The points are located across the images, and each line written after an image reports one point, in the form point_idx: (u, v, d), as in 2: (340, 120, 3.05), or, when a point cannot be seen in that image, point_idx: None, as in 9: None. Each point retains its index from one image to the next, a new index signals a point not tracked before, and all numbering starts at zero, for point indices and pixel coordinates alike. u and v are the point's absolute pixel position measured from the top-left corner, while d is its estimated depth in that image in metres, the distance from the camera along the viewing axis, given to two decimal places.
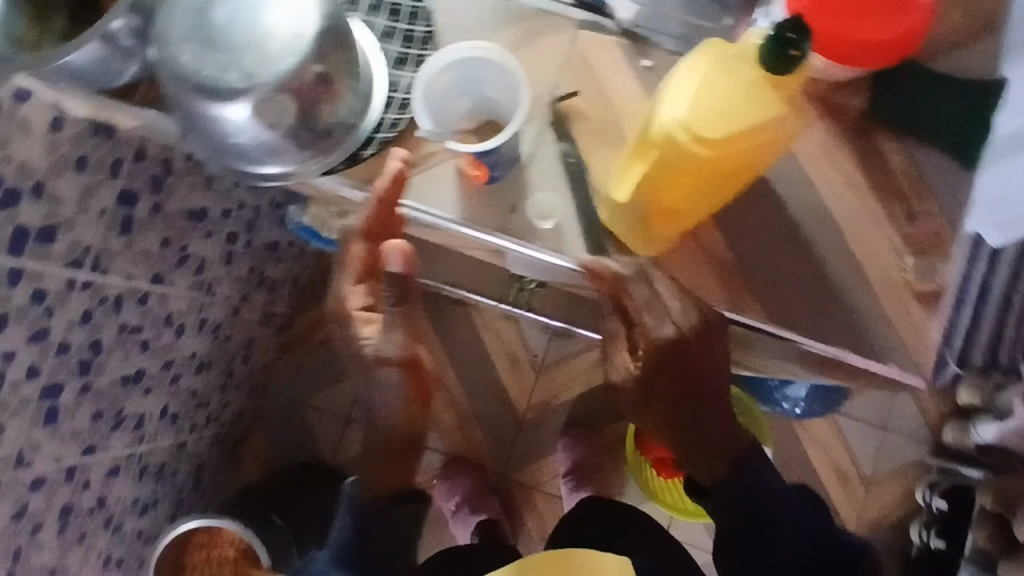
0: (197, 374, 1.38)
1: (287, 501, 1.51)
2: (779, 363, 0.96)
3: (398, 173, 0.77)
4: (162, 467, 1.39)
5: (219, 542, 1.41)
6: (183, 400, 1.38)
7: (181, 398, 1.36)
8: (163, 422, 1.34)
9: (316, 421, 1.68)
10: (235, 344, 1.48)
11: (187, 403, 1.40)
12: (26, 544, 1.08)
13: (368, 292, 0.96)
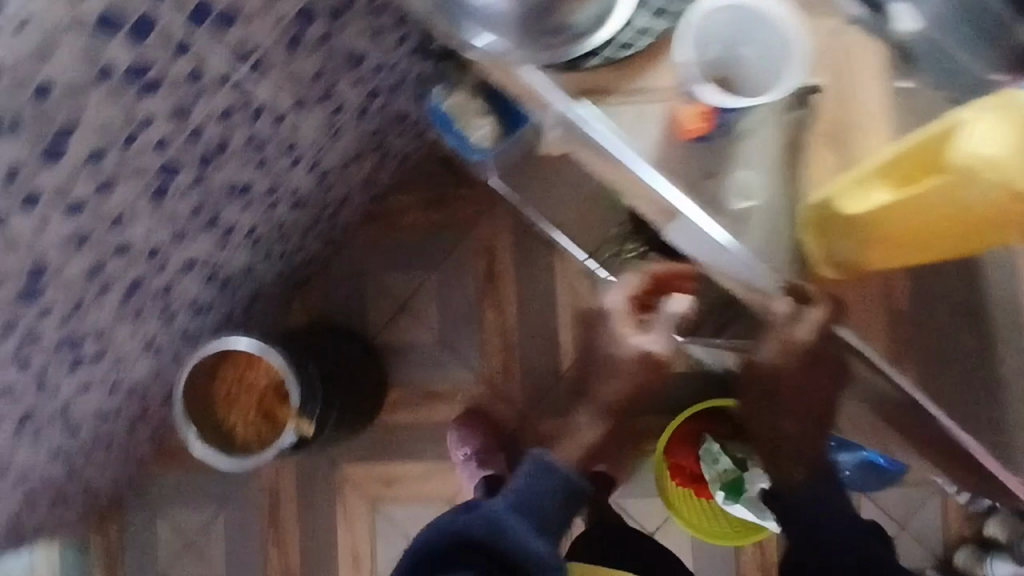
0: (291, 209, 1.39)
1: (322, 364, 1.49)
2: (874, 422, 0.99)
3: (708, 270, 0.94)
4: (228, 281, 1.42)
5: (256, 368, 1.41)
6: (270, 229, 1.39)
7: (269, 226, 1.37)
8: (247, 241, 1.35)
9: (375, 295, 1.71)
10: (333, 195, 1.49)
11: (273, 232, 1.41)
12: (92, 298, 1.11)
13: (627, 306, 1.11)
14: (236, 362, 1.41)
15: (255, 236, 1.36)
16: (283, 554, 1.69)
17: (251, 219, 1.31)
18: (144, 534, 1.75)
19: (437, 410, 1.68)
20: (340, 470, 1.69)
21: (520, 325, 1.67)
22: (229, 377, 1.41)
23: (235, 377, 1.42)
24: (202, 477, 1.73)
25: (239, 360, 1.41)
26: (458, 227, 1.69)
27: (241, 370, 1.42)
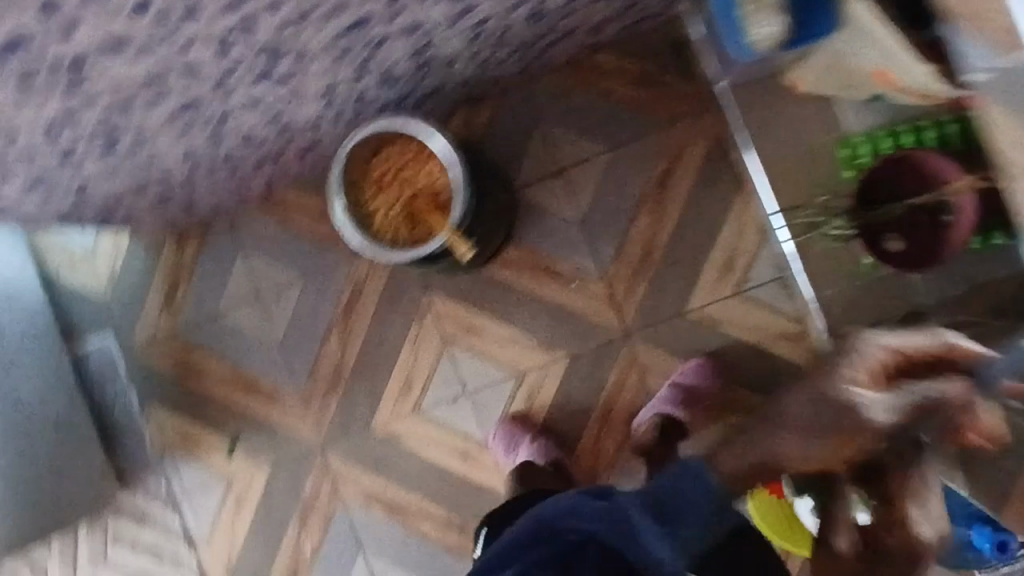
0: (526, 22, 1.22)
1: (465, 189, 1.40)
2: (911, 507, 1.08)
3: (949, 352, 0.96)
4: (427, 70, 1.28)
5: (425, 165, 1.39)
6: (497, 35, 1.23)
7: (497, 27, 1.20)
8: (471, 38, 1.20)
9: (538, 146, 1.57)
10: (566, 29, 1.31)
11: (496, 41, 1.25)
12: (317, 19, 0.95)
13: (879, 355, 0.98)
14: (406, 148, 1.39)
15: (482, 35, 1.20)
16: (341, 347, 1.67)
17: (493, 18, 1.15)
18: (218, 267, 1.71)
19: (542, 286, 1.59)
20: (429, 297, 1.63)
21: (668, 245, 1.53)
22: (391, 160, 1.39)
23: (397, 163, 1.39)
24: (295, 240, 1.67)
25: (411, 148, 1.38)
26: (655, 118, 1.53)
27: (407, 159, 1.39)
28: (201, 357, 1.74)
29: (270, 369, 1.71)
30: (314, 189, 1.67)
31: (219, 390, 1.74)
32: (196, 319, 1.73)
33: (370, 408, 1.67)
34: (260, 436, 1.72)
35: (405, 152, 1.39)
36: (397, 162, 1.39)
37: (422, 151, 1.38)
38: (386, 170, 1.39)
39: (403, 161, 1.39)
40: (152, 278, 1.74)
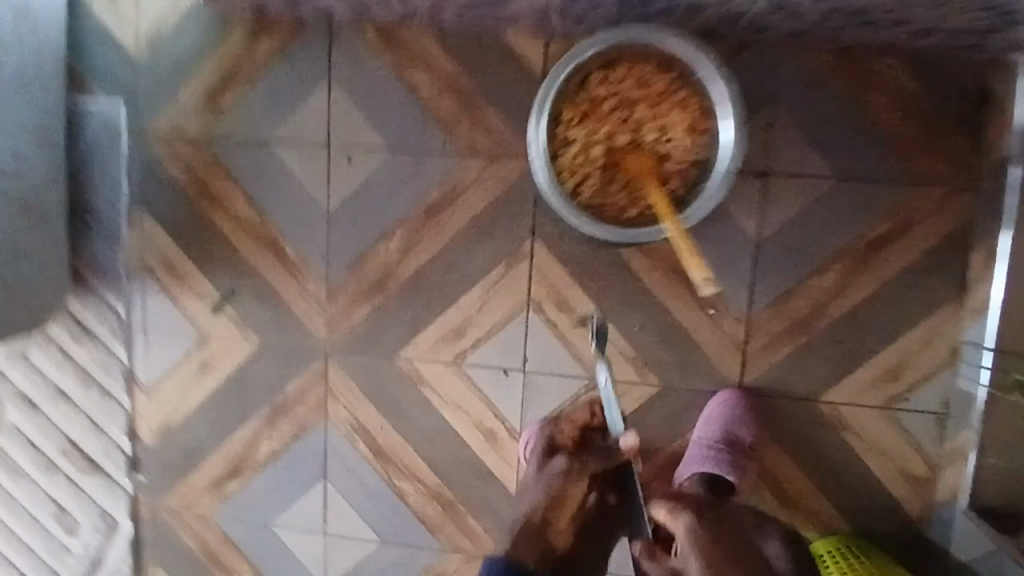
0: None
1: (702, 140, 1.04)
2: None
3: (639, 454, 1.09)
4: None
5: (667, 113, 1.04)
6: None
7: None
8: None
9: (749, 132, 1.17)
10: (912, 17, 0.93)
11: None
12: None
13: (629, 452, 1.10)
14: (656, 82, 1.04)
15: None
16: (400, 253, 1.31)
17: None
18: (290, 84, 1.29)
19: (672, 296, 1.24)
20: (532, 245, 1.28)
21: (838, 322, 1.22)
22: (628, 87, 1.05)
23: (634, 95, 1.05)
24: (403, 99, 1.27)
25: (663, 86, 1.04)
26: (907, 167, 1.16)
27: (649, 95, 1.05)
28: (223, 182, 1.34)
29: (302, 238, 1.33)
30: (453, 47, 1.25)
31: (230, 232, 1.36)
32: (237, 134, 1.32)
33: (403, 336, 1.34)
34: (260, 306, 1.38)
35: (651, 85, 1.04)
36: (635, 94, 1.05)
37: (675, 96, 1.04)
38: (615, 97, 1.05)
39: (643, 97, 1.05)
40: (205, 60, 1.31)
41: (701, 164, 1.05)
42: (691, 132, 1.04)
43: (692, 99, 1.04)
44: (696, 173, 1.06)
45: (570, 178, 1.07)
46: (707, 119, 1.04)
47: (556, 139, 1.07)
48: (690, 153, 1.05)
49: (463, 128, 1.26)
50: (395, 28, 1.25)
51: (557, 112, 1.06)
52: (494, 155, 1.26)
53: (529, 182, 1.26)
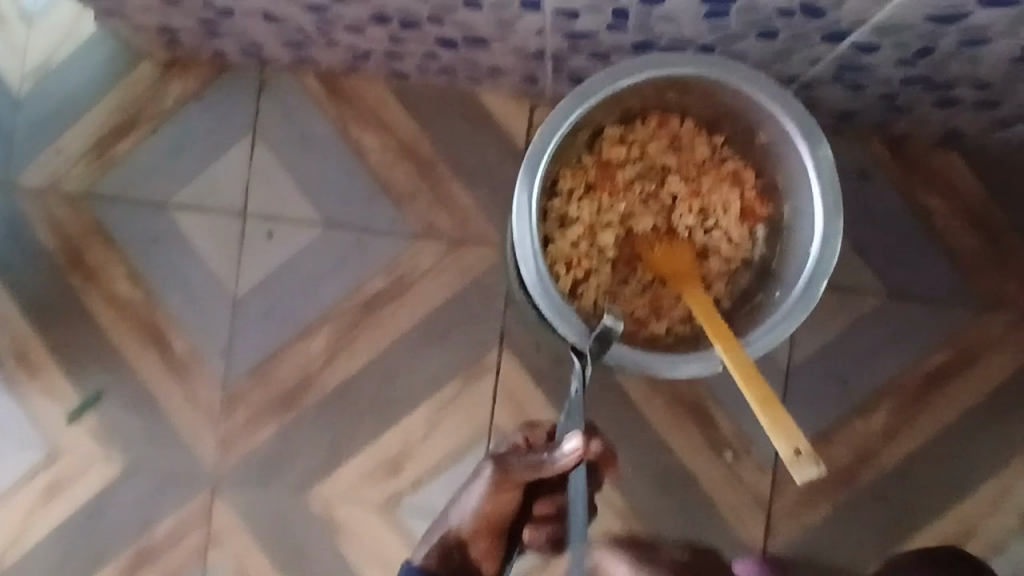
0: (1009, 60, 0.65)
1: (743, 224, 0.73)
2: None
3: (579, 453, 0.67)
4: (787, 30, 0.66)
5: (710, 191, 0.74)
6: (946, 52, 0.65)
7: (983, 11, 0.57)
8: (928, 30, 0.61)
9: None
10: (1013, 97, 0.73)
11: (935, 55, 0.66)
12: None
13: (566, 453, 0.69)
14: (693, 148, 0.74)
15: (945, 36, 0.61)
16: (326, 355, 1.01)
17: (1017, 14, 0.56)
18: (202, 136, 1.01)
19: (676, 432, 0.97)
20: (498, 355, 0.99)
21: (888, 476, 0.94)
22: (656, 152, 0.74)
23: (663, 163, 0.74)
24: (345, 164, 1.01)
25: (703, 154, 0.74)
26: (969, 285, 0.94)
27: (684, 164, 0.74)
28: (101, 250, 1.03)
29: (198, 330, 1.02)
30: (413, 104, 0.99)
31: (102, 316, 1.03)
32: (127, 194, 1.02)
33: (321, 464, 1.01)
34: (130, 416, 1.03)
35: (685, 152, 0.74)
36: (665, 163, 0.74)
37: (719, 167, 0.74)
38: (639, 164, 0.74)
39: (675, 166, 0.74)
40: (90, 97, 1.02)
41: (755, 266, 0.73)
42: (741, 220, 0.74)
43: (744, 174, 0.74)
44: (745, 278, 0.74)
45: (567, 273, 0.71)
46: (766, 202, 0.73)
47: (551, 215, 0.72)
48: (740, 248, 0.74)
49: (420, 204, 1.00)
50: (342, 77, 1.00)
51: (555, 177, 0.72)
52: (457, 239, 0.99)
53: (499, 276, 0.99)
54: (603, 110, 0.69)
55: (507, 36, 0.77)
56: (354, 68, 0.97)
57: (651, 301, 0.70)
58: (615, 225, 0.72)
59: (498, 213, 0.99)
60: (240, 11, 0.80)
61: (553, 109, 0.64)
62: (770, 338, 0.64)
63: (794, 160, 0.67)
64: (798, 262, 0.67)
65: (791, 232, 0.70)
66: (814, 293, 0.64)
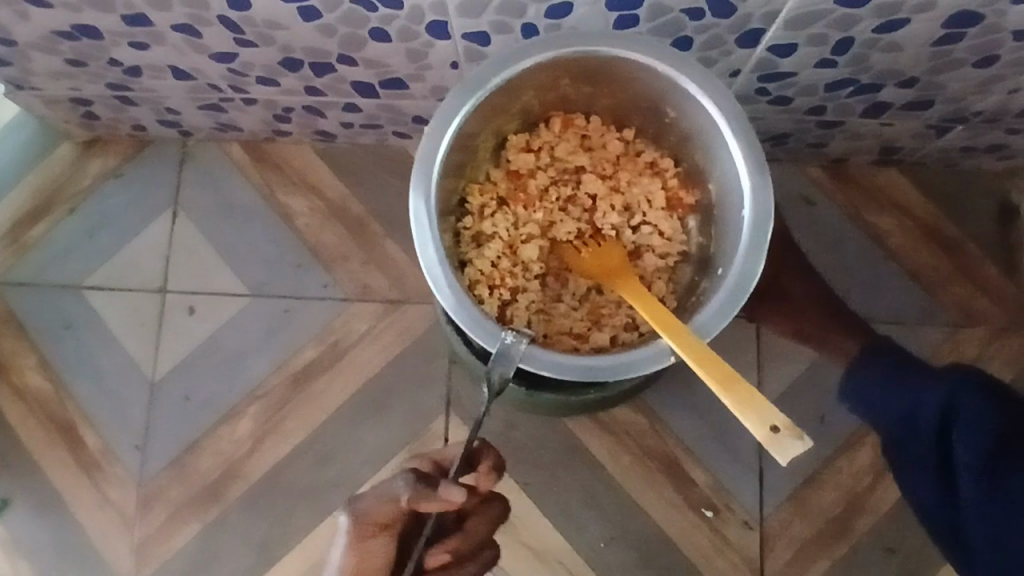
0: (929, 44, 0.64)
1: (670, 216, 0.69)
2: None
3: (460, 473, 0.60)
4: (703, 34, 0.64)
5: (630, 185, 0.70)
6: (865, 40, 0.64)
7: None
8: (841, 16, 0.60)
9: None
10: (939, 91, 0.72)
11: (855, 46, 0.65)
12: None
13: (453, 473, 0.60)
14: (605, 145, 0.71)
15: (860, 21, 0.61)
16: (254, 439, 0.91)
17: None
18: (121, 212, 0.96)
19: (649, 495, 0.86)
20: (446, 422, 0.90)
21: (886, 520, 0.85)
22: (566, 155, 0.70)
23: (576, 165, 0.70)
24: (272, 232, 0.95)
25: (617, 149, 0.70)
26: (937, 304, 0.88)
27: (598, 163, 0.70)
28: (10, 341, 0.94)
29: (111, 421, 0.92)
30: (342, 165, 0.95)
31: (7, 414, 0.93)
32: (39, 279, 0.96)
33: (251, 565, 0.89)
34: (35, 527, 0.91)
35: (598, 150, 0.71)
36: (578, 164, 0.70)
37: (635, 159, 0.70)
38: (551, 170, 0.70)
39: (590, 165, 0.70)
40: (3, 182, 0.97)
41: (694, 258, 0.68)
42: (669, 211, 0.69)
43: (662, 162, 0.70)
44: (687, 272, 0.68)
45: (493, 295, 0.67)
46: (691, 188, 0.68)
47: (466, 235, 0.68)
48: (673, 240, 0.68)
49: (353, 265, 0.94)
50: (267, 143, 0.96)
51: (464, 195, 0.69)
52: (395, 299, 0.93)
53: (442, 334, 0.92)
54: (500, 118, 0.65)
55: (422, 72, 0.74)
56: (277, 132, 0.93)
57: (588, 312, 0.66)
58: (536, 237, 0.68)
59: None
60: (147, 69, 0.78)
61: (437, 109, 0.57)
62: (720, 315, 0.54)
63: (710, 129, 0.60)
64: (736, 233, 0.58)
65: (725, 209, 0.63)
66: (760, 259, 0.55)
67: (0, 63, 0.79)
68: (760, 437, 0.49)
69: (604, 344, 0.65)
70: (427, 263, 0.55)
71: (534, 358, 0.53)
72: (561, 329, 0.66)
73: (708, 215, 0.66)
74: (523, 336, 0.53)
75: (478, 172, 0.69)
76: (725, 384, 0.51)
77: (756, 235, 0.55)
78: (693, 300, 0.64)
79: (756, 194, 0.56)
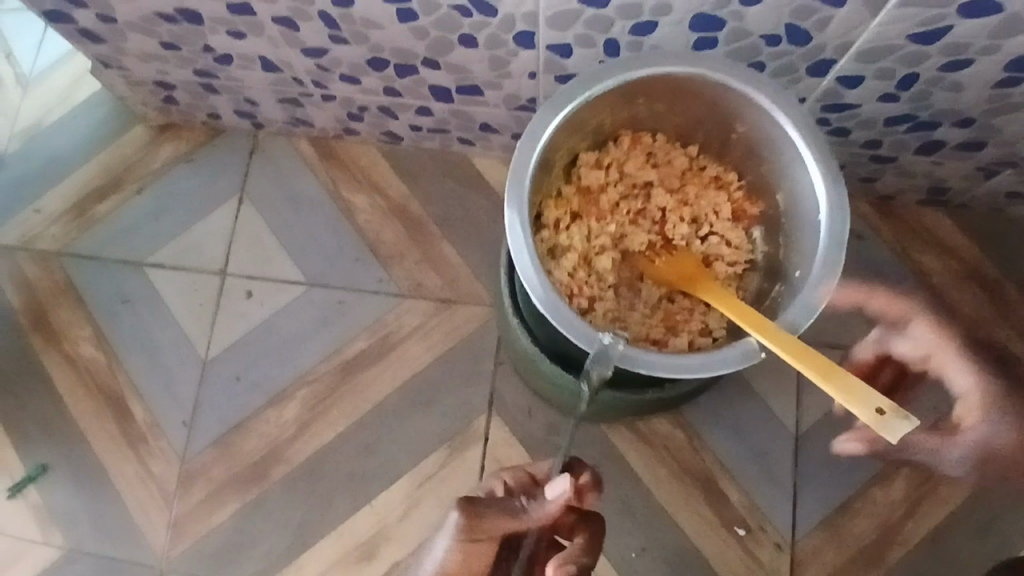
0: (990, 86, 0.68)
1: (736, 226, 0.73)
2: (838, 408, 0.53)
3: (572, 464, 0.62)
4: (775, 61, 0.67)
5: (697, 199, 0.74)
6: (929, 78, 0.67)
7: (965, 20, 0.58)
8: (911, 52, 0.64)
9: None
10: (994, 133, 0.75)
11: (919, 83, 0.68)
12: None
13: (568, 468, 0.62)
14: (671, 161, 0.74)
15: (928, 58, 0.64)
16: (298, 425, 0.93)
17: (993, 28, 0.59)
18: (189, 195, 1.00)
19: (684, 508, 0.87)
20: (488, 422, 0.92)
21: (917, 553, 0.85)
22: (635, 171, 0.73)
23: (645, 180, 0.73)
24: (332, 225, 0.98)
25: (683, 165, 0.74)
26: None
27: (665, 178, 0.74)
28: (69, 310, 0.97)
29: (160, 397, 0.95)
30: (405, 166, 0.99)
31: (59, 380, 0.96)
32: (101, 253, 0.99)
33: (284, 548, 0.91)
34: (74, 494, 0.93)
35: (664, 166, 0.74)
36: (646, 180, 0.73)
37: (700, 174, 0.74)
38: (620, 186, 0.73)
39: (658, 181, 0.73)
40: (77, 158, 1.01)
41: (760, 266, 0.72)
42: (734, 222, 0.73)
43: (725, 176, 0.74)
44: (755, 280, 0.72)
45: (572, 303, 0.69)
46: (756, 200, 0.73)
47: (543, 248, 0.70)
48: (741, 250, 0.73)
49: (408, 263, 0.97)
50: (334, 141, 1.00)
51: (538, 210, 0.71)
52: (446, 298, 0.96)
53: (489, 336, 0.94)
54: (576, 136, 0.68)
55: (500, 80, 0.78)
56: (346, 129, 0.97)
57: (664, 318, 0.70)
58: (609, 249, 0.71)
59: (486, 271, 0.96)
60: (238, 58, 0.82)
61: (526, 130, 0.59)
62: (807, 313, 0.57)
63: (784, 146, 0.63)
64: (812, 240, 0.61)
65: (795, 219, 0.66)
66: (839, 264, 0.58)
67: (98, 40, 0.83)
68: (868, 420, 0.51)
69: (682, 348, 0.69)
70: (525, 272, 0.57)
71: (635, 359, 0.56)
72: (639, 336, 0.69)
73: (774, 226, 0.71)
74: (620, 338, 0.55)
75: (551, 187, 0.71)
76: (826, 374, 0.54)
77: (835, 240, 0.58)
78: (766, 304, 0.68)
79: (833, 205, 0.59)
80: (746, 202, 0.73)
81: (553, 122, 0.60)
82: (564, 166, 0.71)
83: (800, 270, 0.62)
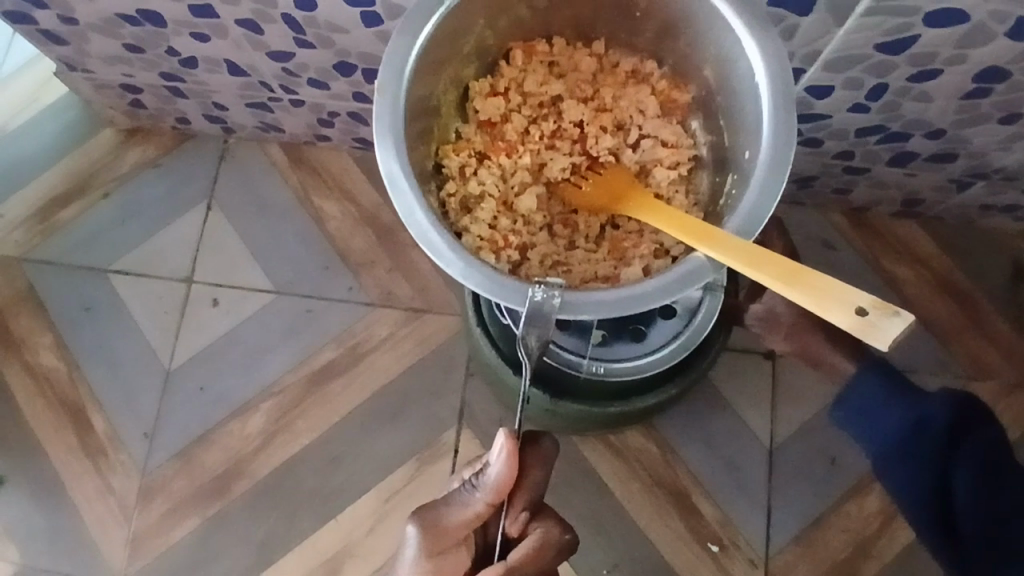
0: (958, 97, 0.67)
1: (675, 127, 0.63)
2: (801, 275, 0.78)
3: (512, 458, 0.53)
4: None
5: (616, 101, 0.64)
6: (898, 88, 0.67)
7: (931, 28, 0.58)
8: (879, 61, 0.63)
9: None
10: (963, 145, 0.75)
11: (888, 93, 0.68)
12: None
13: (510, 473, 0.54)
14: (577, 65, 0.65)
15: (896, 68, 0.64)
16: (262, 437, 0.91)
17: (959, 37, 0.59)
18: (155, 202, 0.98)
19: (657, 524, 0.85)
20: (457, 434, 0.90)
21: (892, 570, 0.84)
22: (537, 87, 0.64)
23: (552, 94, 0.64)
24: (302, 233, 0.96)
25: (591, 67, 0.64)
26: (951, 355, 0.88)
27: (575, 86, 0.64)
28: (31, 319, 0.95)
29: (121, 407, 0.92)
30: (376, 174, 0.98)
31: (17, 390, 0.93)
32: (66, 259, 0.96)
33: (247, 564, 0.88)
34: (30, 510, 0.90)
35: (571, 73, 0.65)
36: (553, 94, 0.64)
37: (613, 73, 0.65)
38: (526, 108, 0.64)
39: (566, 92, 0.64)
40: (42, 163, 0.99)
41: (707, 160, 0.61)
42: (666, 117, 0.63)
43: (644, 68, 0.64)
44: (705, 176, 0.61)
45: (500, 259, 0.58)
46: (683, 86, 0.63)
47: (453, 203, 0.60)
48: (680, 147, 0.62)
49: (379, 272, 0.95)
50: (305, 147, 0.99)
51: (439, 160, 0.61)
52: (417, 307, 0.94)
53: (460, 346, 0.93)
54: (453, 65, 0.59)
55: None
56: (317, 136, 0.95)
57: (610, 248, 0.60)
58: (530, 185, 0.61)
59: (457, 280, 0.95)
60: (203, 61, 0.80)
61: (383, 60, 0.51)
62: (767, 199, 0.48)
63: (713, 28, 0.54)
64: (754, 117, 0.52)
65: (730, 96, 0.57)
66: (794, 125, 0.49)
67: (61, 42, 0.81)
68: (850, 325, 0.45)
69: (637, 278, 0.57)
70: (421, 235, 0.48)
71: (574, 304, 0.47)
72: (586, 277, 0.59)
73: (709, 107, 0.61)
74: (554, 290, 0.47)
75: (448, 132, 0.62)
76: (789, 279, 0.46)
77: (779, 100, 0.49)
78: (721, 204, 0.56)
79: (773, 71, 0.50)
80: (684, 87, 0.63)
81: (418, 41, 0.52)
82: (456, 103, 0.63)
83: (749, 151, 0.52)
